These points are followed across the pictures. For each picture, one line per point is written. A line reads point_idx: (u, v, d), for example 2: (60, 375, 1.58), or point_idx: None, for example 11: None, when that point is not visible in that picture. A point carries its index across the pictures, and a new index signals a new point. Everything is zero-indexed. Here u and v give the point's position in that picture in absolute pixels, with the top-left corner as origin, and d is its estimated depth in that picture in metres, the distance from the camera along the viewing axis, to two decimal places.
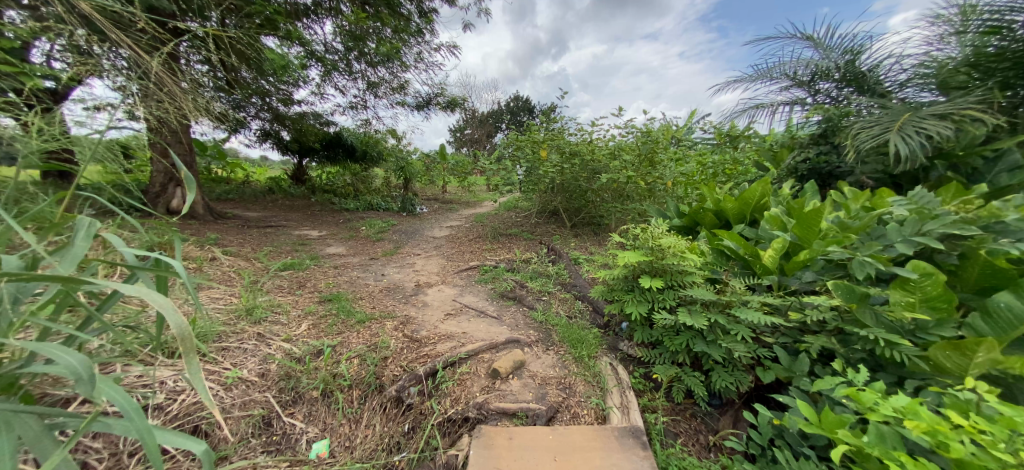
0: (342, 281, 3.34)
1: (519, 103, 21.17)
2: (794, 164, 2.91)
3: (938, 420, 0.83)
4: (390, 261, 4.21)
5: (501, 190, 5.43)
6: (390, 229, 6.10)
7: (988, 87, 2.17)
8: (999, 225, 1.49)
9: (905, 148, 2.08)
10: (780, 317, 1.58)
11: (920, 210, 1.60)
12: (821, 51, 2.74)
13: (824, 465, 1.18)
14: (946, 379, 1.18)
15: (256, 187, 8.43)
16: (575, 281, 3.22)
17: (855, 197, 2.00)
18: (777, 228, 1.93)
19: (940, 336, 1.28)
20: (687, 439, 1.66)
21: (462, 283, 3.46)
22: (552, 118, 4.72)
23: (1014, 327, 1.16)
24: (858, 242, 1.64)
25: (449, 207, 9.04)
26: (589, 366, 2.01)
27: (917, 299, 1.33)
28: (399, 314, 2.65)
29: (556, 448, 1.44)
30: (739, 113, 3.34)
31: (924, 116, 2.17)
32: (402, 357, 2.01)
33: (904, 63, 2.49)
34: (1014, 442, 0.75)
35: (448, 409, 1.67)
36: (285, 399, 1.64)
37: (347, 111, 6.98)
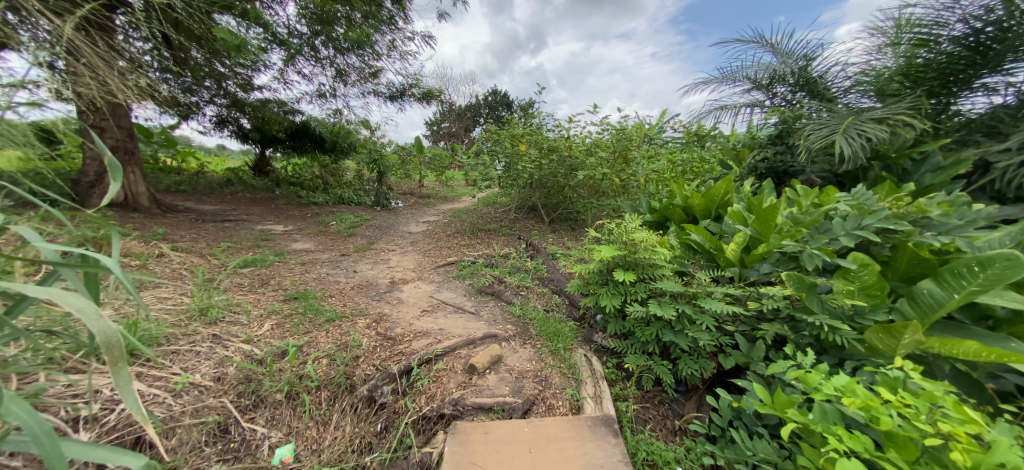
0: (311, 278, 3.19)
1: (497, 97, 20.95)
2: (754, 163, 3.09)
3: (871, 396, 0.92)
4: (363, 257, 4.07)
5: (479, 185, 5.39)
6: (363, 224, 5.89)
7: (917, 95, 2.40)
8: (923, 220, 1.66)
9: (848, 149, 2.27)
10: (740, 306, 1.68)
11: (862, 207, 1.74)
12: (779, 56, 2.90)
13: (775, 442, 1.28)
14: (878, 359, 1.31)
15: (212, 179, 7.84)
16: (552, 276, 3.26)
17: (806, 194, 2.16)
18: (739, 223, 2.05)
19: (875, 320, 1.41)
20: (655, 424, 1.74)
21: (439, 279, 3.42)
22: (530, 113, 4.72)
23: (933, 311, 1.30)
24: (808, 236, 1.77)
25: (426, 202, 8.86)
26: (564, 358, 2.05)
27: (856, 287, 1.45)
28: (372, 312, 2.57)
29: (531, 439, 1.46)
30: (706, 113, 3.49)
31: (865, 120, 2.36)
32: (375, 356, 1.96)
33: (849, 71, 2.70)
34: (933, 413, 0.85)
35: (423, 406, 1.65)
36: (244, 403, 1.55)
37: (315, 100, 6.62)
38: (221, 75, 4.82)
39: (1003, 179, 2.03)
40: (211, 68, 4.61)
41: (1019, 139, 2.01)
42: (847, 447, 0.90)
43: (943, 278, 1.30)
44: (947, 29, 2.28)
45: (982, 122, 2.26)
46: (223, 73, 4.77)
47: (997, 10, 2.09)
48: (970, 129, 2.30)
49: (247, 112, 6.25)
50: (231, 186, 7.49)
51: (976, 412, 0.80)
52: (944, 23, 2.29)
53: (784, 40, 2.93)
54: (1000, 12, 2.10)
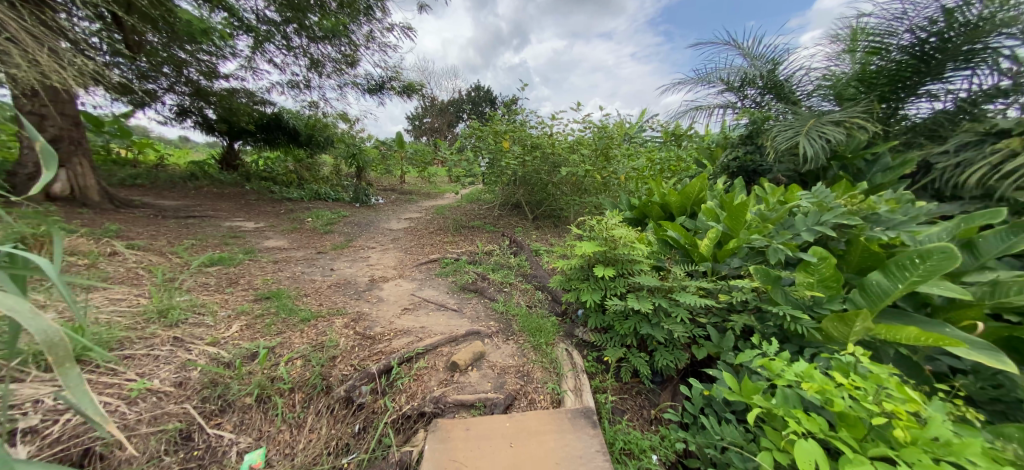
0: (284, 277, 3.06)
1: (480, 93, 20.77)
2: (727, 162, 3.23)
3: (826, 380, 0.99)
4: (342, 255, 3.95)
5: (462, 181, 5.33)
6: (341, 221, 5.70)
7: (870, 100, 2.57)
8: (873, 215, 1.79)
9: (810, 149, 2.40)
10: (712, 299, 1.75)
11: (821, 204, 1.85)
12: (749, 59, 3.02)
13: (742, 427, 1.34)
14: (833, 346, 1.41)
15: (173, 172, 7.35)
16: (535, 272, 3.29)
17: (773, 192, 2.27)
18: (712, 219, 2.13)
19: (831, 310, 1.51)
20: (632, 414, 1.80)
21: (421, 277, 3.37)
22: (513, 110, 4.70)
23: (881, 300, 1.41)
24: (774, 232, 1.87)
25: (407, 198, 8.67)
26: (546, 353, 2.08)
27: (815, 279, 1.55)
28: (351, 311, 2.50)
29: (512, 434, 1.47)
30: (683, 113, 3.60)
31: (825, 122, 2.51)
32: (353, 356, 1.91)
33: (812, 75, 2.86)
34: (879, 393, 0.93)
35: (404, 405, 1.63)
36: (210, 409, 1.47)
37: (287, 91, 6.32)
38: (182, 62, 4.52)
39: (942, 178, 2.21)
40: (170, 54, 4.31)
41: (955, 142, 2.20)
42: (805, 428, 0.97)
43: (890, 270, 1.40)
44: (896, 39, 2.44)
45: (925, 126, 2.46)
46: (184, 59, 4.46)
47: (939, 23, 2.27)
48: (914, 133, 2.50)
49: (211, 101, 5.88)
50: (196, 181, 7.05)
51: (914, 391, 0.88)
52: (894, 33, 2.45)
53: (754, 45, 3.05)
54: (941, 24, 2.27)
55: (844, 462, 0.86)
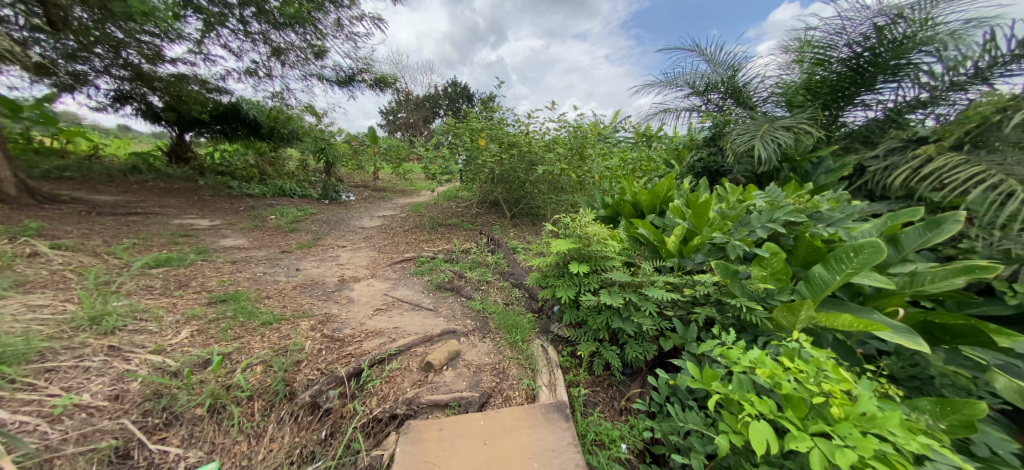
0: (244, 278, 2.87)
1: (457, 89, 20.51)
2: (692, 163, 3.41)
3: (775, 366, 1.08)
4: (310, 255, 3.76)
5: (438, 179, 5.21)
6: (308, 218, 5.43)
7: (816, 107, 2.80)
8: (817, 213, 1.96)
9: (764, 152, 2.58)
10: (677, 293, 1.83)
11: (773, 203, 2.00)
12: (712, 65, 3.18)
13: (703, 413, 1.42)
14: (782, 334, 1.52)
15: (112, 164, 6.65)
16: (513, 270, 3.29)
17: (733, 191, 2.42)
18: (678, 217, 2.24)
19: (782, 300, 1.63)
20: (603, 406, 1.86)
21: (395, 276, 3.28)
22: (491, 108, 4.64)
23: (822, 291, 1.54)
24: (733, 229, 1.99)
25: (380, 195, 8.40)
26: (522, 349, 2.09)
27: (767, 273, 1.67)
28: (318, 313, 2.39)
29: (486, 431, 1.48)
30: (653, 115, 3.73)
31: (777, 127, 2.70)
32: (320, 359, 1.83)
33: (767, 83, 3.07)
34: (819, 376, 1.02)
35: (375, 408, 1.58)
36: (152, 423, 1.35)
37: (245, 79, 5.90)
38: (119, 42, 4.08)
39: (872, 180, 2.45)
40: (104, 33, 3.87)
41: (883, 148, 2.44)
42: (757, 410, 1.05)
43: (830, 263, 1.53)
44: (836, 52, 2.64)
45: (861, 132, 2.71)
46: (122, 39, 4.02)
47: (871, 39, 2.49)
48: (851, 138, 2.74)
49: (156, 88, 5.35)
50: (139, 174, 6.43)
51: (846, 372, 0.98)
52: (834, 45, 2.64)
53: (717, 52, 3.22)
54: (874, 40, 2.49)
55: (789, 439, 0.94)
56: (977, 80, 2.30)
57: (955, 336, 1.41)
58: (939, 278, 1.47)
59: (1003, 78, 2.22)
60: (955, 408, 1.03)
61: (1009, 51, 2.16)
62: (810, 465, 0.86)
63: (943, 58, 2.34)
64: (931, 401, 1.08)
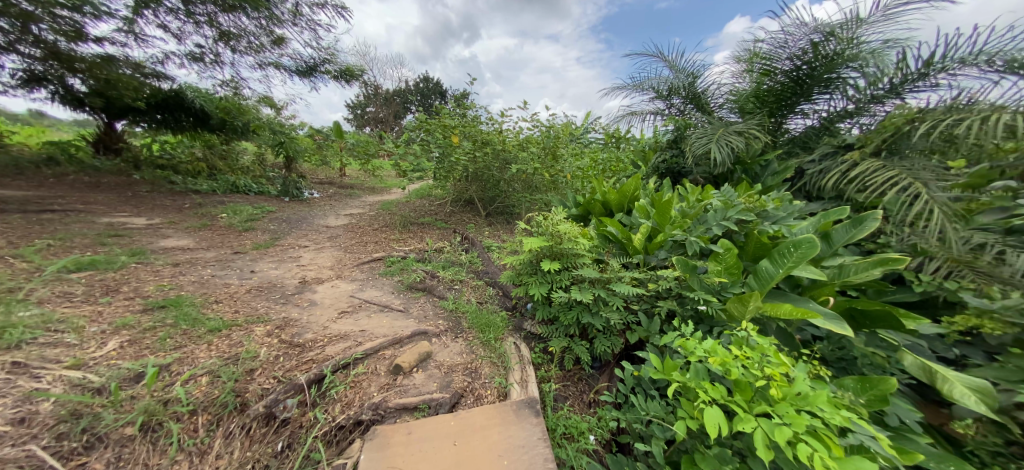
0: (188, 282, 2.62)
1: (429, 85, 20.09)
2: (657, 164, 3.59)
3: (727, 354, 1.16)
4: (267, 256, 3.51)
5: (409, 176, 5.06)
6: (265, 217, 5.06)
7: (763, 114, 3.04)
8: (764, 212, 2.13)
9: (719, 155, 2.77)
10: (642, 288, 1.91)
11: (727, 202, 2.14)
12: (675, 71, 3.34)
13: (665, 402, 1.49)
14: (734, 324, 1.63)
15: (22, 155, 5.80)
16: (487, 268, 3.28)
17: (693, 191, 2.56)
18: (643, 216, 2.34)
19: (734, 292, 1.75)
20: (573, 400, 1.91)
21: (363, 277, 3.16)
22: (464, 104, 4.55)
23: (767, 283, 1.67)
24: (692, 226, 2.11)
25: (347, 193, 8.04)
26: (495, 348, 2.09)
27: (722, 267, 1.78)
28: (275, 318, 2.24)
29: (456, 432, 1.46)
30: (621, 117, 3.87)
31: (731, 131, 2.89)
32: (276, 367, 1.71)
33: (722, 90, 3.28)
34: (763, 361, 1.11)
35: (338, 415, 1.51)
36: (69, 447, 1.18)
37: (189, 64, 5.40)
38: (28, 15, 3.60)
39: (810, 182, 2.69)
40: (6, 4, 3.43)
41: (819, 153, 2.70)
42: (710, 396, 1.12)
43: (775, 258, 1.67)
44: (779, 64, 2.86)
45: (801, 139, 2.97)
46: (34, 13, 3.63)
47: (808, 53, 2.73)
48: (793, 144, 3.00)
49: (78, 70, 4.64)
50: (57, 167, 5.66)
51: (785, 356, 1.08)
52: (777, 58, 2.86)
53: (679, 58, 3.38)
54: (811, 55, 2.73)
55: (738, 421, 1.01)
56: (892, 94, 2.60)
57: (874, 320, 1.59)
58: (862, 269, 1.64)
59: (912, 94, 2.53)
60: (872, 385, 1.17)
61: (916, 69, 2.47)
62: (755, 444, 0.93)
63: (865, 74, 2.62)
64: (854, 380, 1.21)
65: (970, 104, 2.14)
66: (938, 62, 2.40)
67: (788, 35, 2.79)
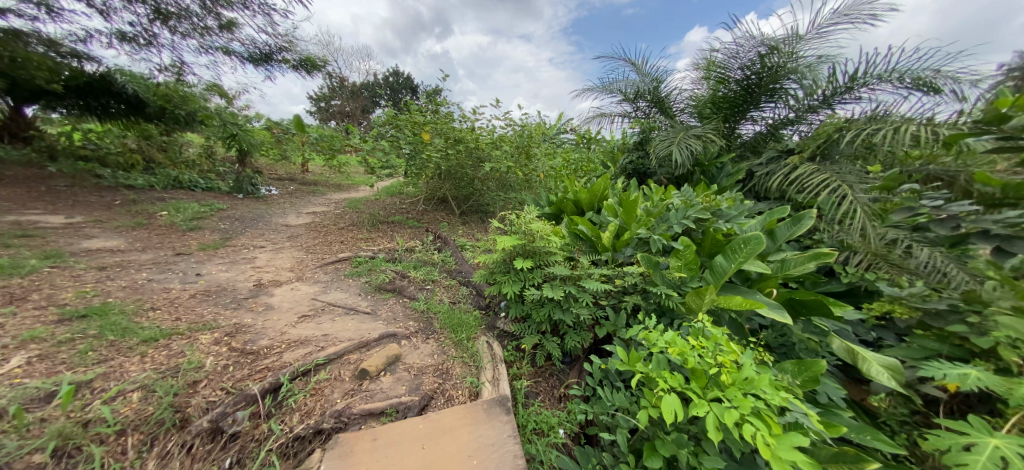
0: (119, 288, 2.35)
1: (399, 80, 19.48)
2: (625, 164, 3.75)
3: (685, 344, 1.23)
4: (217, 257, 3.24)
5: (378, 173, 4.90)
6: (215, 215, 4.66)
7: (718, 119, 3.24)
8: (719, 211, 2.27)
9: (679, 157, 2.92)
10: (610, 284, 1.96)
11: (688, 202, 2.26)
12: (641, 75, 3.48)
13: (628, 392, 1.55)
14: (692, 316, 1.72)
15: None
16: (460, 267, 3.23)
17: (656, 191, 2.68)
18: (612, 214, 2.41)
19: (692, 287, 1.85)
20: (544, 395, 1.94)
21: (327, 278, 3.00)
22: (436, 101, 4.42)
23: (721, 277, 1.78)
24: (655, 224, 2.21)
25: (310, 190, 7.60)
26: (466, 348, 2.07)
27: (681, 263, 1.88)
28: (225, 324, 2.07)
29: (424, 435, 1.43)
30: (591, 118, 3.96)
31: (690, 135, 3.06)
32: (224, 378, 1.59)
33: (683, 95, 3.46)
34: (717, 350, 1.18)
35: (296, 426, 1.43)
36: None
37: (120, 44, 4.84)
38: None
39: (759, 184, 2.90)
40: None
41: (766, 157, 2.93)
42: (669, 385, 1.19)
43: (728, 253, 1.79)
44: (732, 73, 3.06)
45: (751, 143, 3.21)
46: None
47: (756, 64, 2.94)
48: (744, 148, 3.23)
49: None
50: None
51: (736, 345, 1.16)
52: (729, 67, 3.06)
53: (644, 63, 3.52)
54: (758, 66, 2.94)
55: (693, 407, 1.08)
56: (825, 105, 2.88)
57: (809, 309, 1.73)
58: (801, 263, 1.80)
59: (841, 105, 2.82)
60: (807, 367, 1.29)
61: (844, 83, 2.75)
62: (706, 426, 1.00)
63: (803, 85, 2.87)
64: (792, 363, 1.33)
65: (886, 115, 2.42)
66: (861, 78, 2.69)
67: (739, 46, 2.99)
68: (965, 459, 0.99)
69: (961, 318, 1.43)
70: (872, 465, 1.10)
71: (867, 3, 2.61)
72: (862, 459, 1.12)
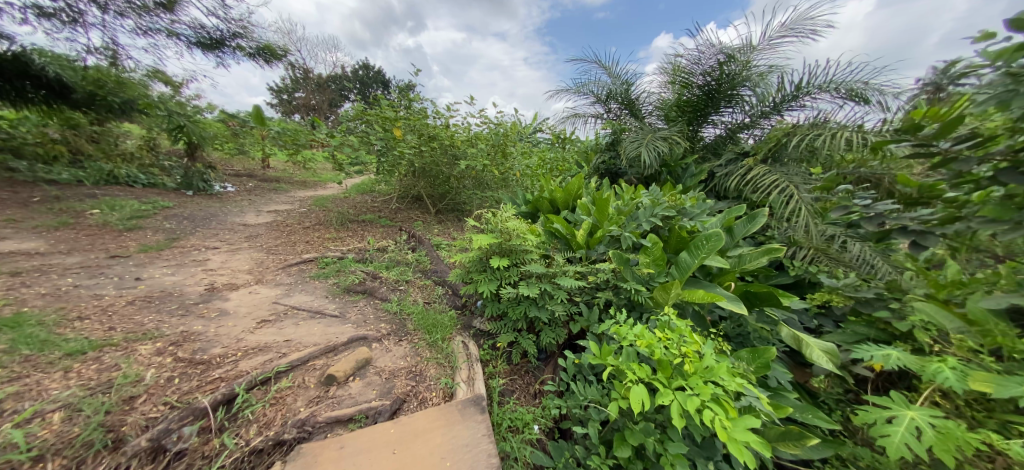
0: (37, 296, 2.07)
1: (369, 73, 18.77)
2: (597, 164, 3.85)
3: (652, 337, 1.27)
4: (161, 260, 2.95)
5: (346, 170, 4.68)
6: (159, 214, 4.25)
7: (683, 122, 3.39)
8: (685, 209, 2.38)
9: (647, 157, 3.04)
10: (584, 280, 1.99)
11: (656, 200, 2.35)
12: (612, 78, 3.58)
13: (599, 386, 1.59)
14: (659, 310, 1.79)
15: None
16: (435, 267, 3.16)
17: (627, 190, 2.76)
18: (585, 213, 2.45)
19: (659, 282, 1.93)
20: (519, 393, 1.94)
21: (290, 281, 2.83)
22: (409, 96, 4.27)
23: (685, 272, 1.87)
24: (626, 222, 2.28)
25: (272, 187, 7.14)
26: (441, 349, 2.03)
27: (650, 259, 1.95)
28: (171, 333, 1.89)
29: (395, 440, 1.38)
30: (565, 119, 4.03)
31: (658, 137, 3.18)
32: (169, 392, 1.45)
33: (652, 98, 3.60)
34: (682, 342, 1.24)
35: (253, 438, 1.33)
36: None
37: (40, 20, 4.24)
38: None
39: (719, 184, 3.07)
40: None
41: (725, 159, 3.10)
42: (637, 376, 1.23)
43: (692, 249, 1.88)
44: (695, 78, 3.22)
45: (712, 146, 3.38)
46: None
47: (716, 71, 3.11)
48: (706, 150, 3.39)
49: None
50: None
51: (698, 336, 1.22)
52: (692, 73, 3.21)
53: (615, 65, 3.62)
54: (717, 72, 3.11)
55: (659, 396, 1.12)
56: (775, 111, 3.09)
57: (762, 300, 1.85)
58: (755, 258, 1.93)
59: (788, 111, 3.04)
60: (760, 355, 1.38)
61: (791, 92, 2.97)
62: (671, 414, 1.04)
63: (756, 92, 3.07)
64: (747, 351, 1.42)
65: (826, 122, 2.64)
66: (805, 87, 2.92)
67: (701, 53, 3.15)
68: (887, 430, 1.10)
69: (885, 304, 1.60)
70: (813, 441, 1.20)
71: (809, 19, 2.84)
72: (804, 435, 1.22)
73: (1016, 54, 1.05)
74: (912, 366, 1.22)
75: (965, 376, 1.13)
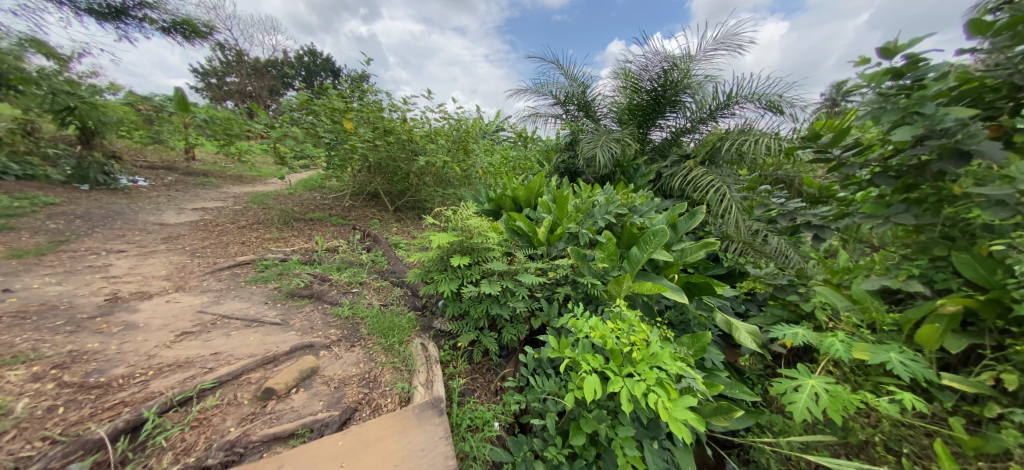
0: None
1: (316, 60, 17.34)
2: (557, 164, 3.94)
3: (604, 328, 1.32)
4: (43, 267, 2.46)
5: (290, 164, 4.28)
6: (39, 212, 3.54)
7: (634, 125, 3.58)
8: (636, 207, 2.51)
9: (601, 157, 3.18)
10: (544, 277, 2.01)
11: (610, 199, 2.46)
12: (570, 80, 3.70)
13: (556, 378, 1.62)
14: (612, 302, 1.87)
15: None
16: (393, 267, 3.02)
17: (585, 189, 2.84)
18: (545, 210, 2.48)
19: (613, 276, 2.00)
20: (480, 391, 1.92)
21: (221, 286, 2.53)
22: (361, 87, 4.00)
23: (636, 266, 1.96)
24: (584, 220, 2.35)
25: (198, 182, 6.31)
26: (398, 352, 1.94)
27: (604, 255, 2.02)
28: (57, 353, 1.59)
29: (345, 452, 1.29)
30: (526, 118, 4.09)
31: (612, 138, 3.35)
32: (49, 425, 1.20)
33: (606, 101, 3.76)
34: (631, 332, 1.29)
35: (167, 468, 1.15)
36: None
37: None
38: None
39: (666, 184, 3.27)
40: None
41: (671, 160, 3.31)
42: (591, 366, 1.27)
43: (642, 244, 1.98)
44: (644, 84, 3.42)
45: (659, 148, 3.59)
46: None
47: (661, 78, 3.34)
48: (654, 152, 3.58)
49: None
50: None
51: (645, 324, 1.29)
52: (640, 79, 3.41)
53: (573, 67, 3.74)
54: (663, 79, 3.34)
55: (610, 384, 1.17)
56: (711, 118, 3.37)
57: (700, 289, 2.02)
58: (696, 251, 2.09)
59: (722, 119, 3.34)
60: (699, 340, 1.50)
61: (723, 100, 3.28)
62: (621, 400, 1.09)
63: (695, 99, 3.33)
64: (688, 336, 1.53)
65: (751, 129, 2.96)
66: (734, 96, 3.23)
67: (648, 60, 3.35)
68: (794, 397, 1.27)
69: (795, 289, 1.83)
70: (739, 413, 1.34)
71: (736, 35, 3.15)
72: (732, 408, 1.36)
73: (884, 78, 1.25)
74: (815, 341, 1.41)
75: (851, 347, 1.33)
